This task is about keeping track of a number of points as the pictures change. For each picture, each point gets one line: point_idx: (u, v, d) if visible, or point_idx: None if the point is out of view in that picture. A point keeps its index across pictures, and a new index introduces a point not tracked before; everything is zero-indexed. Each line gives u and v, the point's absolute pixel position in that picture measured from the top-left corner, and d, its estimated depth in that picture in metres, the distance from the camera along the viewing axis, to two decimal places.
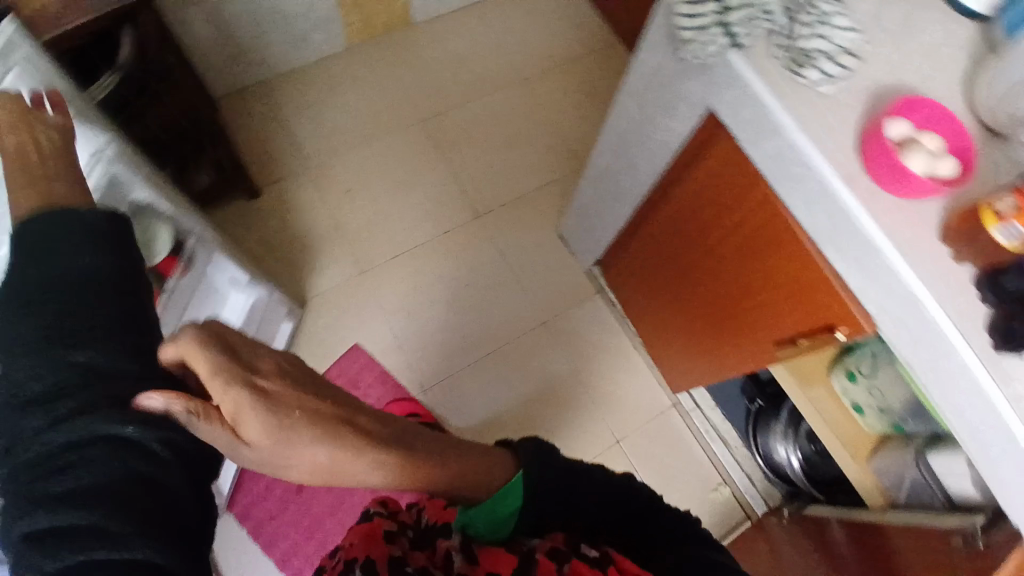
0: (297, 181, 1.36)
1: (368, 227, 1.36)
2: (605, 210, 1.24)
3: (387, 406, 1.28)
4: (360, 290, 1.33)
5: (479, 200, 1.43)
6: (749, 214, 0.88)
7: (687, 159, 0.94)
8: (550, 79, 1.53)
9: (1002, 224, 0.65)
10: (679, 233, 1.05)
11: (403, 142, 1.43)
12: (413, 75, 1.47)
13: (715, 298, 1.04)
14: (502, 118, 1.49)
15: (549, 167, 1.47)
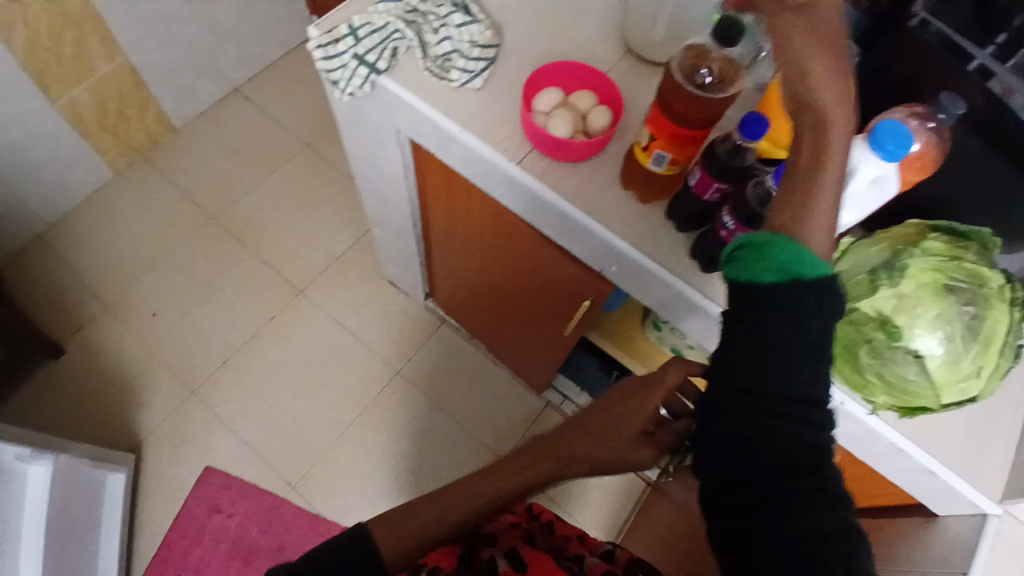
0: (101, 325, 1.31)
1: (189, 341, 1.32)
2: (400, 247, 1.23)
3: (258, 516, 1.21)
4: (197, 409, 1.27)
5: (296, 274, 1.40)
6: (484, 217, 0.89)
7: (420, 184, 0.96)
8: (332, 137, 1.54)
9: (651, 156, 0.63)
10: (456, 248, 1.05)
11: (200, 246, 1.40)
12: (189, 178, 1.46)
13: (510, 295, 1.04)
14: (296, 189, 1.48)
15: (354, 219, 1.46)
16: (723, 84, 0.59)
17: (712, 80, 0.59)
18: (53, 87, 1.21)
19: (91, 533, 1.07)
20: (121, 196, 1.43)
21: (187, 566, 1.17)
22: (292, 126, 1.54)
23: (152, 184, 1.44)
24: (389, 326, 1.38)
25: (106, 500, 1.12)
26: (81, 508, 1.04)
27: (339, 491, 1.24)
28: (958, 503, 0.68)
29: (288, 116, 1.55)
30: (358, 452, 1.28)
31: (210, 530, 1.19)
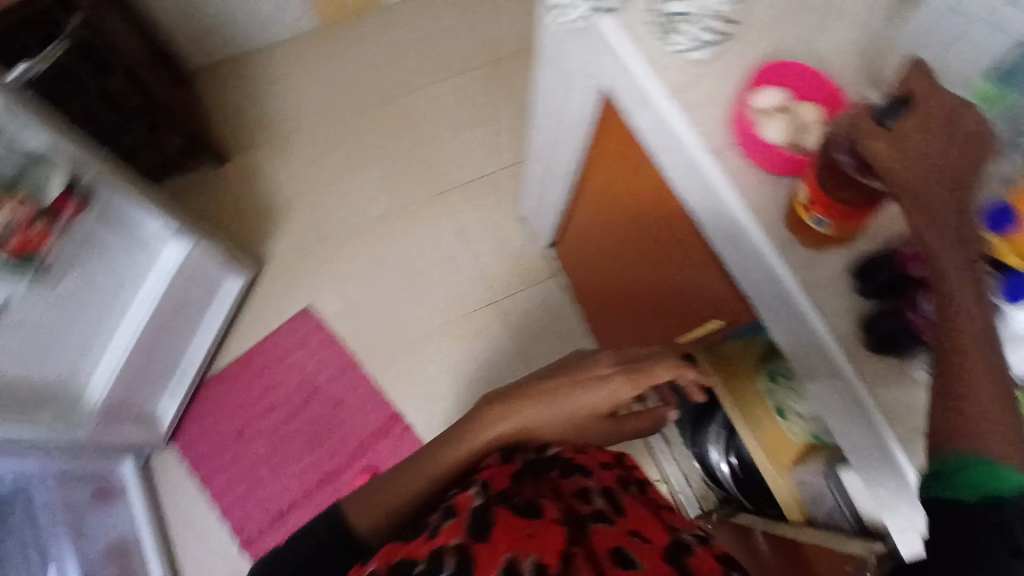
0: (262, 151, 1.44)
1: (326, 196, 1.41)
2: (543, 187, 1.20)
3: (327, 368, 1.31)
4: (312, 257, 1.37)
5: (440, 174, 1.43)
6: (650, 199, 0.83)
7: (593, 143, 0.92)
8: (521, 60, 1.51)
9: (811, 217, 0.59)
10: (606, 212, 1.00)
11: (368, 116, 1.47)
12: (382, 51, 1.52)
13: (643, 278, 0.98)
14: (468, 97, 1.49)
15: (510, 146, 1.45)
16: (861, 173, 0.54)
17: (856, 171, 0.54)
18: None
19: (192, 321, 1.21)
20: (322, 46, 1.52)
21: (259, 379, 1.30)
22: (488, 37, 1.53)
23: (351, 45, 1.52)
24: (501, 258, 1.39)
25: (216, 298, 1.25)
26: (198, 292, 1.19)
27: (400, 382, 1.31)
28: None
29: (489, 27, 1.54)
30: (427, 357, 1.32)
31: (287, 360, 1.31)
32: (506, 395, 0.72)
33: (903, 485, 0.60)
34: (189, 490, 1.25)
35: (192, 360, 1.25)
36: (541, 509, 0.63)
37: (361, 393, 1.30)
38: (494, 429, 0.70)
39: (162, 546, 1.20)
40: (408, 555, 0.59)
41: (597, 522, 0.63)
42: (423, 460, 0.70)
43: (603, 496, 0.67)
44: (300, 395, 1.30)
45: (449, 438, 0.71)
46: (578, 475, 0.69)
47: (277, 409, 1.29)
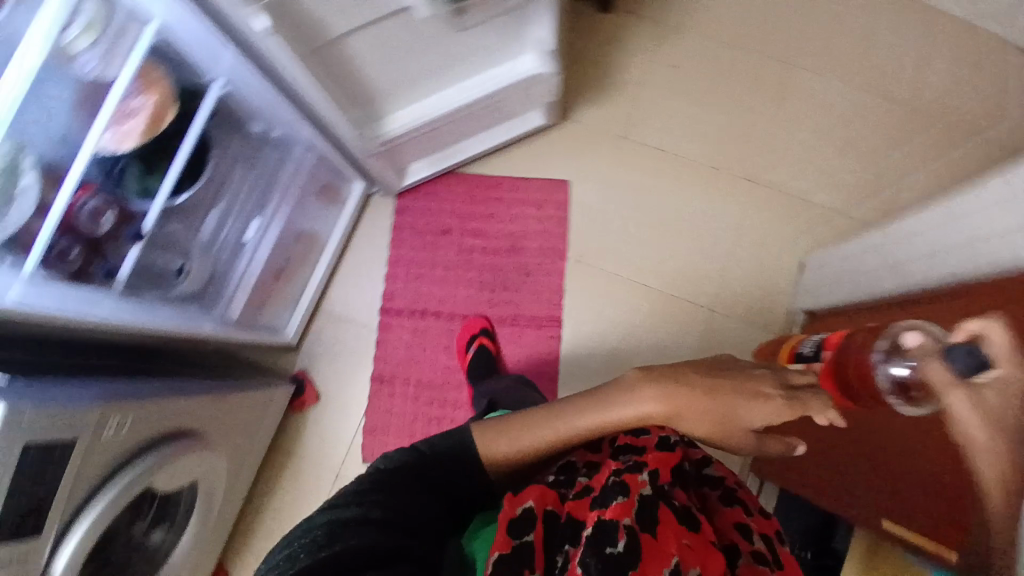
0: (639, 25, 1.36)
1: (657, 107, 1.34)
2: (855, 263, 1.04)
3: (542, 242, 1.32)
4: (603, 146, 1.34)
5: (765, 169, 1.31)
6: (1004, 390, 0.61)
7: (979, 289, 0.69)
8: (933, 128, 1.28)
9: None
10: None
11: (749, 68, 1.35)
12: (814, 18, 1.35)
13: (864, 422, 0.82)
14: (851, 122, 1.31)
15: (849, 195, 1.28)
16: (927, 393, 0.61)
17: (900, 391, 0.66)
18: None
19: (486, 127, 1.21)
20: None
21: (488, 205, 1.32)
22: (924, 84, 1.30)
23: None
24: (747, 281, 1.27)
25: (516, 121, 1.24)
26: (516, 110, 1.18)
27: (582, 301, 1.30)
28: None
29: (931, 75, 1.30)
30: (616, 302, 1.29)
31: (519, 209, 1.32)
32: (657, 376, 0.72)
33: None
34: (378, 242, 1.32)
35: (457, 154, 1.27)
36: (699, 524, 0.62)
37: (549, 285, 1.30)
38: (623, 407, 0.70)
39: (330, 267, 1.29)
40: (563, 512, 0.62)
41: (746, 555, 0.63)
42: (546, 419, 0.73)
43: (763, 538, 0.65)
44: (505, 243, 1.32)
45: (581, 403, 0.72)
46: (738, 508, 0.68)
47: (481, 237, 1.32)
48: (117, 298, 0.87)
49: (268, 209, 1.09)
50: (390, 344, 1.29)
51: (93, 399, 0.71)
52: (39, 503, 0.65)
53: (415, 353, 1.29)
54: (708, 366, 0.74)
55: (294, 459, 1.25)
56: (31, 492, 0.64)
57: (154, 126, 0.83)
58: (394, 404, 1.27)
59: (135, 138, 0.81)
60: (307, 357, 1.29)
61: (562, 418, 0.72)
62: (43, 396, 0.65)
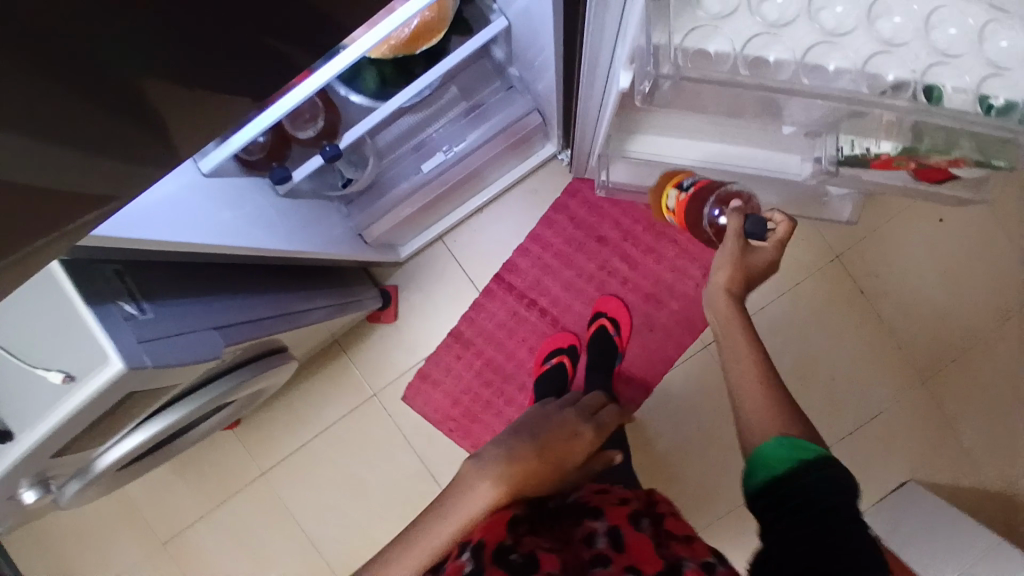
0: None
1: (888, 250, 1.15)
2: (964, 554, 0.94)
3: (684, 309, 1.17)
4: (806, 255, 1.16)
5: (945, 379, 1.14)
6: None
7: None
8: None
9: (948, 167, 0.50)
10: None
11: (1013, 274, 1.13)
12: None
13: None
14: None
15: (1005, 461, 1.11)
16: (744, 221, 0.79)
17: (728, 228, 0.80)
18: None
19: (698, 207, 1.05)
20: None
21: (659, 241, 1.17)
22: None
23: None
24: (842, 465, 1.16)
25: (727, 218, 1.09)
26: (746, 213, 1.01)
27: (677, 383, 1.18)
28: None
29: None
30: (712, 405, 1.18)
31: (684, 263, 1.17)
32: (484, 453, 0.59)
33: None
34: (533, 210, 1.21)
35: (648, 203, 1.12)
36: (535, 561, 0.51)
37: (661, 351, 1.18)
38: (455, 492, 0.57)
39: (472, 211, 1.20)
40: None
41: (601, 538, 0.57)
42: (392, 548, 0.56)
43: (614, 530, 0.57)
44: (648, 286, 1.18)
45: (417, 525, 0.56)
46: (590, 517, 0.60)
47: (628, 265, 1.18)
48: (282, 197, 0.79)
49: (470, 133, 0.98)
50: (484, 311, 1.22)
51: (212, 346, 0.63)
52: (121, 416, 0.62)
53: (500, 332, 1.22)
54: (528, 424, 0.66)
55: (346, 355, 1.26)
56: (115, 411, 0.59)
57: (408, 48, 0.70)
58: (455, 366, 1.23)
59: (383, 50, 0.68)
60: (406, 274, 1.24)
61: (407, 552, 0.55)
62: (164, 348, 0.56)
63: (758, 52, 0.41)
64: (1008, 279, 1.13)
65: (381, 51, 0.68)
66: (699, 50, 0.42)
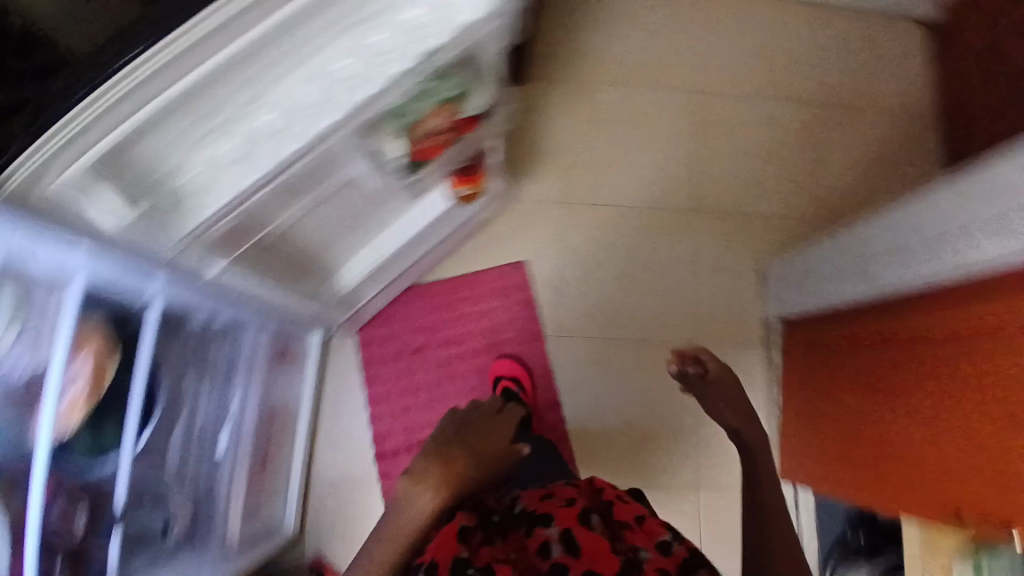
0: (555, 90, 1.38)
1: (591, 165, 1.35)
2: (829, 272, 1.09)
3: (519, 328, 1.26)
4: (551, 216, 1.32)
5: (703, 197, 1.36)
6: (949, 316, 0.80)
7: (975, 289, 0.75)
8: (838, 126, 1.39)
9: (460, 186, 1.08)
10: (926, 361, 0.83)
11: (665, 105, 1.39)
12: (706, 44, 1.41)
13: (920, 443, 0.82)
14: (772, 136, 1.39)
15: (783, 205, 1.37)
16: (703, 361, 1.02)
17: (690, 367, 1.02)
18: None
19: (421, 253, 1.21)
20: (661, 12, 1.42)
21: (455, 308, 1.26)
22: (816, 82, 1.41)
23: (683, 25, 1.42)
24: (717, 307, 1.32)
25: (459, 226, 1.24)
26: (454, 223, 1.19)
27: (577, 372, 1.26)
28: None
29: (827, 73, 1.41)
30: (610, 363, 1.28)
31: (484, 303, 1.26)
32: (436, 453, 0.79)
33: None
34: (352, 383, 1.23)
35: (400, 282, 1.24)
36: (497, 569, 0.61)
37: (538, 372, 1.26)
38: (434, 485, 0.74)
39: (307, 447, 1.19)
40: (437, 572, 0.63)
41: (557, 547, 0.65)
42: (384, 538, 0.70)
43: (563, 540, 0.65)
44: (481, 342, 1.25)
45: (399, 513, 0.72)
46: (540, 527, 0.68)
47: (454, 343, 1.25)
48: None
49: (235, 389, 0.95)
50: None
51: None
52: None
53: None
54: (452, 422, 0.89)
55: None
56: None
57: (98, 390, 0.62)
58: None
59: (79, 410, 0.60)
60: (316, 536, 1.18)
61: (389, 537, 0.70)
62: None
63: (235, 187, 0.62)
64: (667, 112, 1.38)
65: (84, 393, 0.61)
66: (214, 205, 0.64)
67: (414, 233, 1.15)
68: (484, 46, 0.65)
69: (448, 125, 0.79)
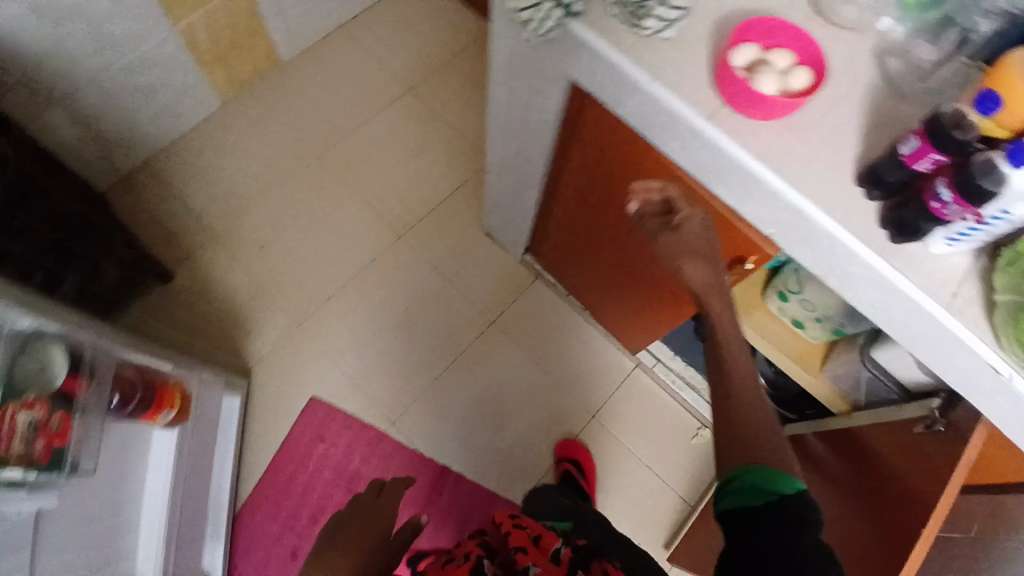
0: (205, 251, 1.32)
1: (293, 278, 1.33)
2: (518, 195, 1.21)
3: (356, 452, 1.25)
4: (299, 344, 1.28)
5: (398, 220, 1.41)
6: (579, 162, 0.99)
7: (567, 133, 0.95)
8: (438, 82, 1.51)
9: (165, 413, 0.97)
10: (599, 199, 1.02)
11: (305, 182, 1.41)
12: (290, 112, 1.45)
13: (650, 249, 1.02)
14: (403, 132, 1.47)
15: (454, 172, 1.45)
16: (692, 208, 0.83)
17: (656, 214, 0.86)
18: (173, 10, 1.19)
19: (205, 479, 1.11)
20: (236, 120, 1.43)
21: (292, 491, 1.21)
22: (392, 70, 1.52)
23: (258, 115, 1.44)
24: (481, 285, 1.40)
25: (222, 425, 1.16)
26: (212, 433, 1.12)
27: (432, 430, 1.29)
28: None
29: (390, 58, 1.53)
30: (450, 400, 1.32)
31: (312, 463, 1.23)
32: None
33: (938, 328, 0.72)
34: None
35: (214, 514, 1.14)
36: None
37: (403, 464, 1.26)
38: None
39: None
40: None
41: None
42: None
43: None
44: (338, 493, 1.22)
45: None
46: None
47: (317, 515, 1.20)
48: None
49: None
50: None
51: None
52: None
53: None
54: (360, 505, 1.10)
55: None
56: None
57: None
58: None
59: None
60: None
61: None
62: None
63: None
64: (312, 186, 1.41)
65: None
66: None
67: (152, 474, 1.00)
68: (39, 325, 0.77)
69: (51, 405, 0.76)
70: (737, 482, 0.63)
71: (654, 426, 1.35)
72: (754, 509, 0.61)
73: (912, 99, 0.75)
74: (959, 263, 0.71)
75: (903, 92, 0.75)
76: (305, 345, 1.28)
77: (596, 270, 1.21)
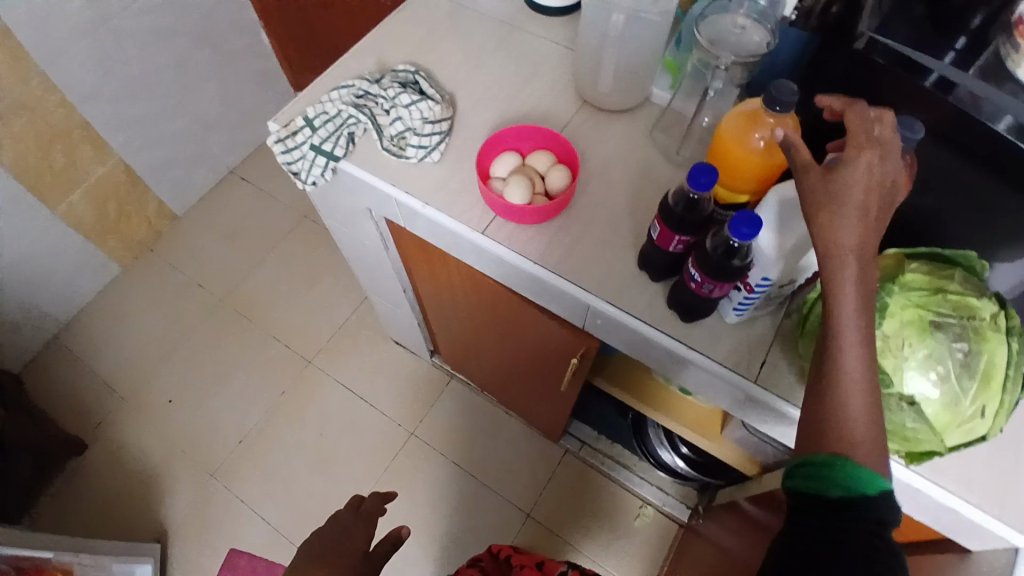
0: (117, 417, 1.33)
1: (204, 427, 1.33)
2: (399, 308, 1.21)
3: None
4: (215, 496, 1.27)
5: (305, 347, 1.42)
6: (422, 278, 0.99)
7: (399, 255, 0.96)
8: None
9: None
10: (454, 308, 1.01)
11: (210, 327, 1.44)
12: (191, 263, 1.51)
13: (513, 350, 0.99)
14: (302, 259, 1.52)
15: (355, 289, 1.49)
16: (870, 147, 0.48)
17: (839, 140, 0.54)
18: (50, 195, 1.26)
19: None
20: (141, 282, 1.49)
21: None
22: (286, 204, 1.59)
23: (162, 273, 1.50)
24: (395, 396, 1.38)
25: None
26: None
27: None
28: (978, 535, 0.60)
29: (282, 192, 1.61)
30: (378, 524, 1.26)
31: None
32: None
33: (758, 404, 0.65)
34: None
35: None
36: None
37: None
38: None
39: None
40: None
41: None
42: None
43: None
44: None
45: None
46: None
47: None
48: None
49: None
50: None
51: None
52: None
53: None
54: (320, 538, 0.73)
55: None
56: None
57: None
58: None
59: None
60: None
61: None
62: None
63: None
64: (218, 330, 1.43)
65: None
66: None
67: None
68: None
69: None
70: (808, 462, 0.44)
71: (593, 515, 1.27)
72: (819, 500, 0.42)
73: (687, 167, 0.73)
74: (762, 328, 0.65)
75: (674, 159, 0.74)
76: (222, 494, 1.27)
77: (488, 368, 1.18)
